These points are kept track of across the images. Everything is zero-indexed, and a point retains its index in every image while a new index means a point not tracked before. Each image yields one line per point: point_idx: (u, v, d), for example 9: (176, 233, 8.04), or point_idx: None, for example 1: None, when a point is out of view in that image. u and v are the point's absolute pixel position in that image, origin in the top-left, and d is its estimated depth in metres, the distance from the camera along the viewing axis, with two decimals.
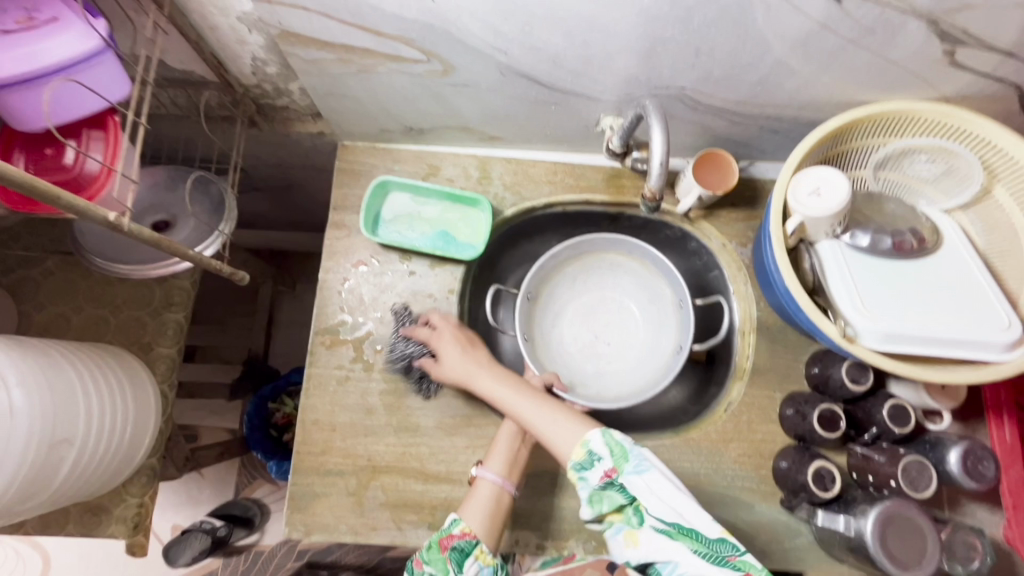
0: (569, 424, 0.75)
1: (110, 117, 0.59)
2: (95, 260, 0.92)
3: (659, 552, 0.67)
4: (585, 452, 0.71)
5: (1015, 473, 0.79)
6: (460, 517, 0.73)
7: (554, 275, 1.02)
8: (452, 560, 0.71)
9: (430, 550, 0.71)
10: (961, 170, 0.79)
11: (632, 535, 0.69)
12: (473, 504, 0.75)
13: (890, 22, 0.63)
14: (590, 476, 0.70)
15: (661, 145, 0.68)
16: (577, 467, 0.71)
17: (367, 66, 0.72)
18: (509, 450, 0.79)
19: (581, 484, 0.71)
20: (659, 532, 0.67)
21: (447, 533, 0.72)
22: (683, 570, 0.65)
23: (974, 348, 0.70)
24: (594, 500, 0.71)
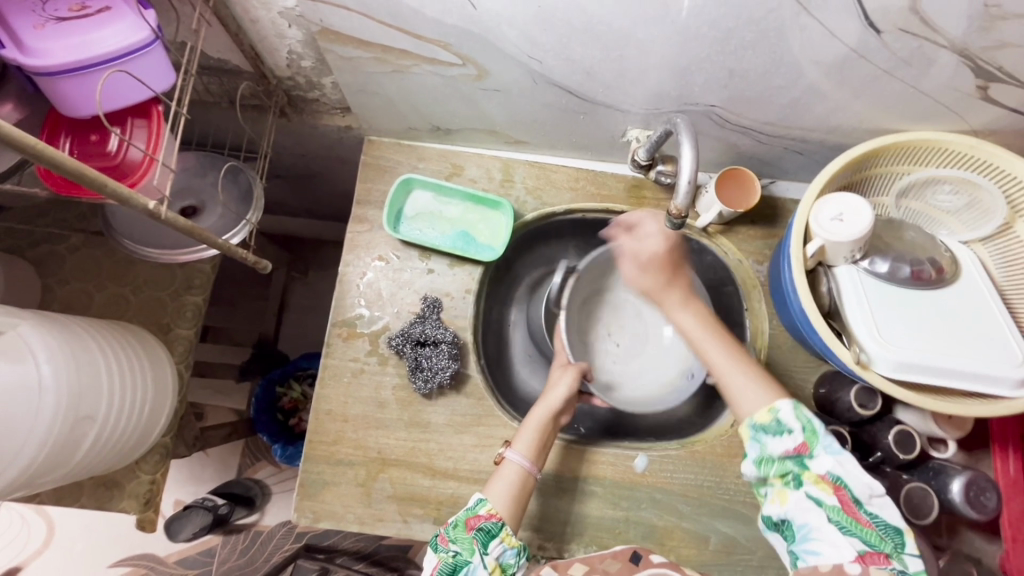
0: (753, 386, 0.69)
1: (153, 107, 0.59)
2: (123, 242, 0.91)
3: (800, 516, 0.62)
4: (772, 418, 0.65)
5: (1016, 505, 0.81)
6: (485, 498, 0.71)
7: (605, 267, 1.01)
8: (478, 539, 0.67)
9: (456, 528, 0.68)
10: (983, 203, 0.79)
11: (781, 493, 0.64)
12: (497, 484, 0.73)
13: (925, 55, 0.63)
14: (769, 441, 0.65)
15: (689, 162, 0.65)
16: (754, 427, 0.66)
17: (403, 66, 0.73)
18: (537, 434, 0.77)
19: (751, 442, 0.66)
20: (810, 499, 0.62)
21: (474, 513, 0.70)
22: (810, 535, 0.61)
23: (984, 381, 0.71)
24: (762, 460, 0.65)
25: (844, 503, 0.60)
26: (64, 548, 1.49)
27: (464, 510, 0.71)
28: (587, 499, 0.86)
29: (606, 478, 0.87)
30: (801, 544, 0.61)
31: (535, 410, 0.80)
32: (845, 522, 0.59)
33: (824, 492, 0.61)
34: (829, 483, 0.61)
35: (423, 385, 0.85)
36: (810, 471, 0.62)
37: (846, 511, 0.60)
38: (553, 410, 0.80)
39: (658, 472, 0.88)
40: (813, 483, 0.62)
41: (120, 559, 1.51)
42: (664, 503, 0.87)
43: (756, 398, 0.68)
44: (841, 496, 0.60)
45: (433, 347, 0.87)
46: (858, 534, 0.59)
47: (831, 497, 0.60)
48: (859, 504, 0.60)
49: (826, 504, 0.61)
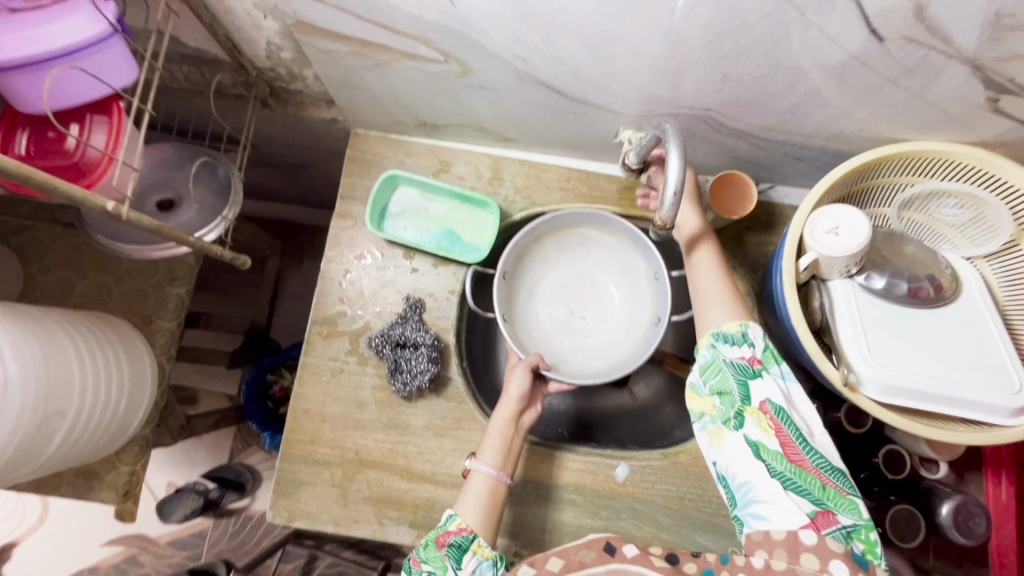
0: (720, 302, 0.70)
1: (115, 103, 0.57)
2: (95, 236, 0.89)
3: (740, 464, 0.60)
4: (739, 330, 0.66)
5: (1005, 531, 0.80)
6: (455, 513, 0.70)
7: (528, 258, 0.92)
8: (450, 557, 0.66)
9: (427, 548, 0.67)
10: (990, 219, 0.75)
11: (720, 432, 0.62)
12: (468, 498, 0.72)
13: (931, 64, 0.60)
14: (726, 348, 0.65)
15: (677, 171, 0.61)
16: (717, 336, 0.66)
17: (383, 61, 0.70)
18: (503, 438, 0.76)
19: (706, 351, 0.66)
20: (749, 441, 0.60)
21: (443, 530, 0.68)
22: (755, 497, 0.58)
23: (977, 408, 0.68)
24: (709, 371, 0.65)
25: (785, 444, 0.59)
26: (59, 526, 1.52)
27: (435, 529, 0.69)
28: (566, 508, 0.85)
29: (586, 486, 0.86)
30: (747, 508, 0.59)
31: (496, 413, 0.78)
32: (786, 470, 0.58)
33: (765, 432, 0.60)
34: (771, 419, 0.60)
35: (402, 387, 0.84)
36: (752, 404, 0.62)
37: (790, 458, 0.58)
38: (516, 410, 0.78)
39: (639, 482, 0.86)
40: (756, 421, 0.61)
41: (113, 539, 1.53)
42: (644, 513, 0.85)
43: (719, 315, 0.69)
44: (782, 437, 0.59)
45: (413, 349, 0.85)
46: (801, 487, 0.57)
47: (774, 440, 0.59)
48: (801, 443, 0.59)
49: (765, 445, 0.59)
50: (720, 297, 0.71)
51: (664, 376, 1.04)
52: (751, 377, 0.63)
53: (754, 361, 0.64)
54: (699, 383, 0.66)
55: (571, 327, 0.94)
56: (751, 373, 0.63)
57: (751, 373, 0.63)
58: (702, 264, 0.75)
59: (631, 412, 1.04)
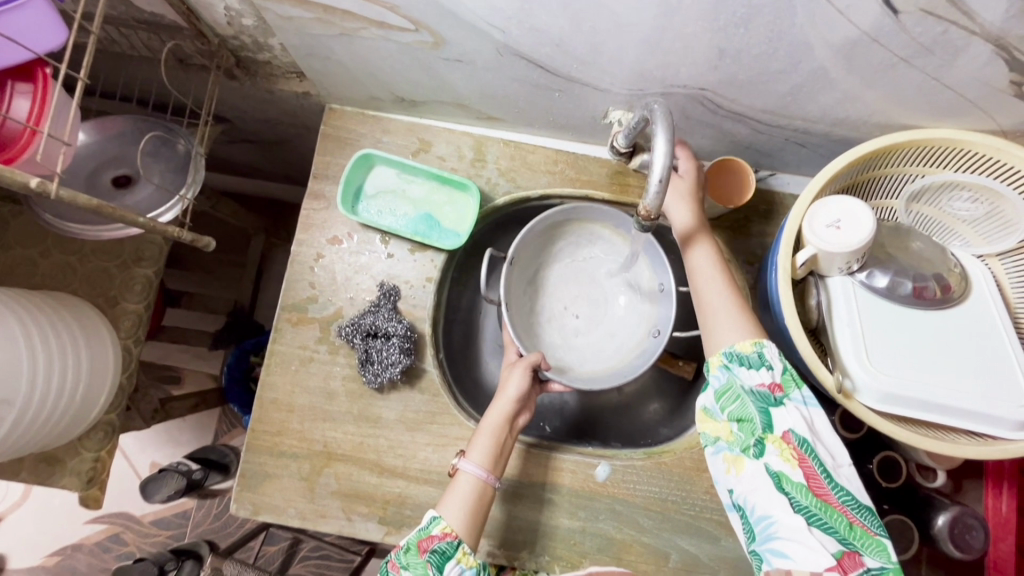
0: (727, 315, 0.63)
1: (40, 69, 0.52)
2: (43, 215, 0.84)
3: (760, 496, 0.56)
4: (754, 351, 0.60)
5: (1005, 546, 0.74)
6: (439, 515, 0.66)
7: (538, 244, 0.87)
8: (432, 564, 0.63)
9: (407, 553, 0.64)
10: (1006, 215, 0.70)
11: (739, 460, 0.57)
12: (453, 498, 0.68)
13: (951, 42, 0.54)
14: (742, 372, 0.59)
15: (662, 156, 0.56)
16: (729, 355, 0.60)
17: (350, 29, 0.65)
18: (494, 440, 0.72)
19: (719, 371, 0.60)
20: (769, 472, 0.56)
21: (426, 534, 0.65)
22: (777, 533, 0.54)
23: (983, 420, 0.63)
24: (724, 395, 0.59)
25: (808, 478, 0.55)
26: (43, 503, 1.51)
27: (416, 531, 0.66)
28: (542, 507, 0.81)
29: (565, 486, 0.82)
30: (767, 542, 0.55)
31: (488, 413, 0.73)
32: (812, 505, 0.54)
33: (787, 463, 0.55)
34: (794, 450, 0.56)
35: (373, 378, 0.80)
36: (773, 433, 0.57)
37: (815, 493, 0.54)
38: (510, 410, 0.74)
39: (620, 482, 0.82)
40: (777, 450, 0.56)
41: (95, 517, 1.51)
42: (624, 515, 0.82)
43: (729, 333, 0.62)
44: (807, 469, 0.55)
45: (384, 340, 0.81)
46: (828, 524, 0.53)
47: (797, 472, 0.55)
48: (826, 477, 0.55)
49: (789, 477, 0.55)
50: (726, 310, 0.64)
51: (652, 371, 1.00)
52: (772, 404, 0.58)
53: (776, 387, 0.58)
54: (715, 408, 0.60)
55: (562, 325, 0.90)
56: (773, 400, 0.58)
57: (772, 400, 0.58)
58: (701, 265, 0.68)
59: (618, 408, 0.99)
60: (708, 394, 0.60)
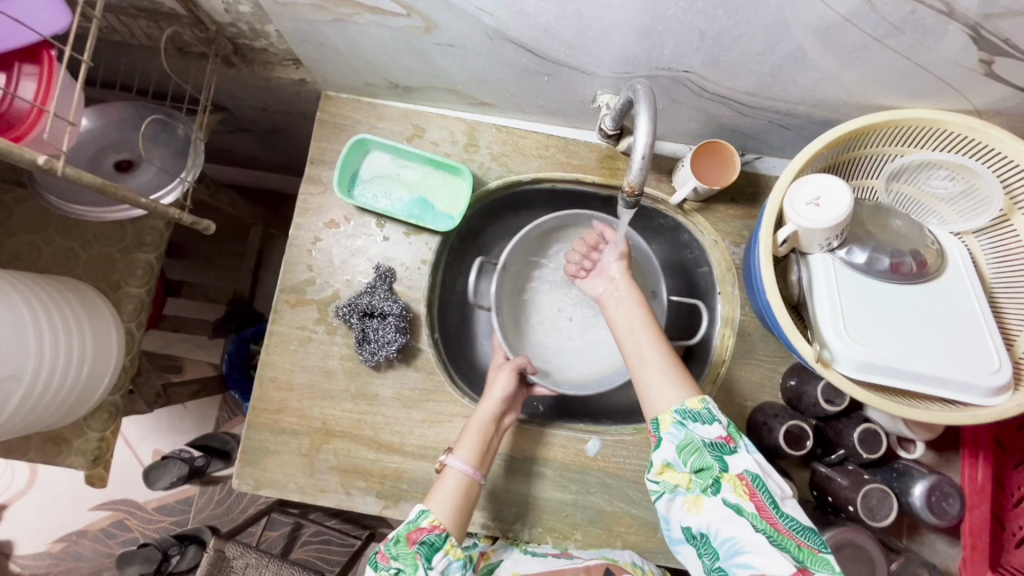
0: (663, 373, 0.69)
1: (46, 52, 0.54)
2: (48, 198, 0.87)
3: (722, 524, 0.59)
4: (702, 408, 0.65)
5: (979, 513, 0.78)
6: (427, 509, 0.69)
7: (530, 252, 0.95)
8: (422, 555, 0.64)
9: (397, 544, 0.65)
10: (981, 192, 0.72)
11: (698, 499, 0.61)
12: (440, 493, 0.71)
13: (922, 22, 0.56)
14: (697, 427, 0.63)
15: (645, 133, 0.58)
16: (681, 413, 0.64)
17: (344, 14, 0.67)
18: (482, 438, 0.75)
19: (675, 428, 0.63)
20: (728, 506, 0.59)
21: (415, 526, 0.67)
22: (743, 548, 0.57)
23: (956, 387, 0.66)
24: (684, 448, 0.62)
25: (760, 508, 0.58)
26: (47, 492, 1.53)
27: (405, 524, 0.67)
28: (535, 480, 0.84)
29: (557, 461, 0.85)
30: (731, 560, 0.57)
31: (476, 412, 0.77)
32: (768, 530, 0.57)
33: (742, 497, 0.59)
34: (747, 485, 0.60)
35: (370, 357, 0.82)
36: (729, 472, 0.61)
37: (767, 519, 0.58)
38: (496, 410, 0.78)
39: (611, 456, 0.85)
40: (731, 487, 0.60)
41: (100, 504, 1.53)
42: (615, 488, 0.84)
43: (668, 392, 0.67)
44: (758, 500, 0.59)
45: (381, 319, 0.83)
46: (783, 545, 0.56)
47: (750, 503, 0.59)
48: (774, 507, 0.58)
49: (744, 508, 0.58)
50: (663, 370, 0.69)
51: None
52: (727, 452, 0.62)
53: (728, 438, 0.63)
54: (676, 461, 0.62)
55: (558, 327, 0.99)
56: (727, 449, 0.62)
57: (726, 449, 0.62)
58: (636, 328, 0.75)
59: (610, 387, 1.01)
60: (669, 449, 0.62)
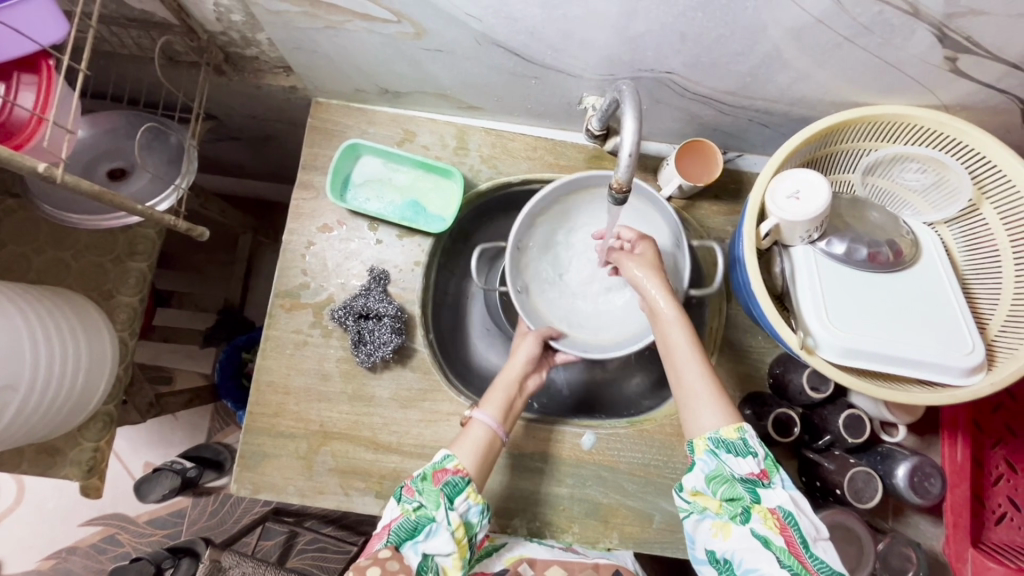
0: (706, 399, 0.67)
1: (44, 61, 0.55)
2: (42, 207, 0.89)
3: (748, 553, 0.60)
4: (738, 437, 0.64)
5: (960, 491, 0.81)
6: (452, 454, 0.70)
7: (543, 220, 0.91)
8: (445, 493, 0.66)
9: (423, 480, 0.68)
10: (951, 183, 0.75)
11: (726, 526, 0.63)
12: (465, 443, 0.72)
13: (890, 23, 0.59)
14: (731, 458, 0.63)
15: (631, 130, 0.60)
16: (715, 441, 0.64)
17: (336, 22, 0.68)
18: (507, 397, 0.76)
19: (707, 456, 0.64)
20: (755, 537, 0.61)
21: (441, 467, 0.69)
22: None
23: (934, 369, 0.68)
24: (714, 478, 0.63)
25: (790, 544, 0.59)
26: (35, 508, 1.50)
27: (430, 465, 0.70)
28: (532, 475, 0.86)
29: (553, 455, 0.86)
30: None
31: (502, 373, 0.79)
32: (794, 567, 0.58)
33: (771, 529, 0.61)
34: (778, 520, 0.61)
35: (366, 358, 0.83)
36: (761, 504, 0.62)
37: (796, 556, 0.59)
38: (523, 371, 0.80)
39: (605, 450, 0.87)
40: (761, 519, 0.62)
41: (91, 519, 1.51)
42: (610, 481, 0.86)
43: (708, 416, 0.66)
44: (788, 536, 0.60)
45: (376, 320, 0.85)
46: None
47: (779, 538, 0.60)
48: (805, 546, 0.59)
49: (772, 541, 0.60)
50: (702, 389, 0.68)
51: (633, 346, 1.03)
52: (760, 485, 0.63)
53: (762, 473, 0.63)
54: (705, 488, 0.64)
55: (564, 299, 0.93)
56: (761, 483, 0.63)
57: (759, 483, 0.63)
58: (676, 343, 0.71)
59: (602, 382, 1.02)
60: (698, 476, 0.64)
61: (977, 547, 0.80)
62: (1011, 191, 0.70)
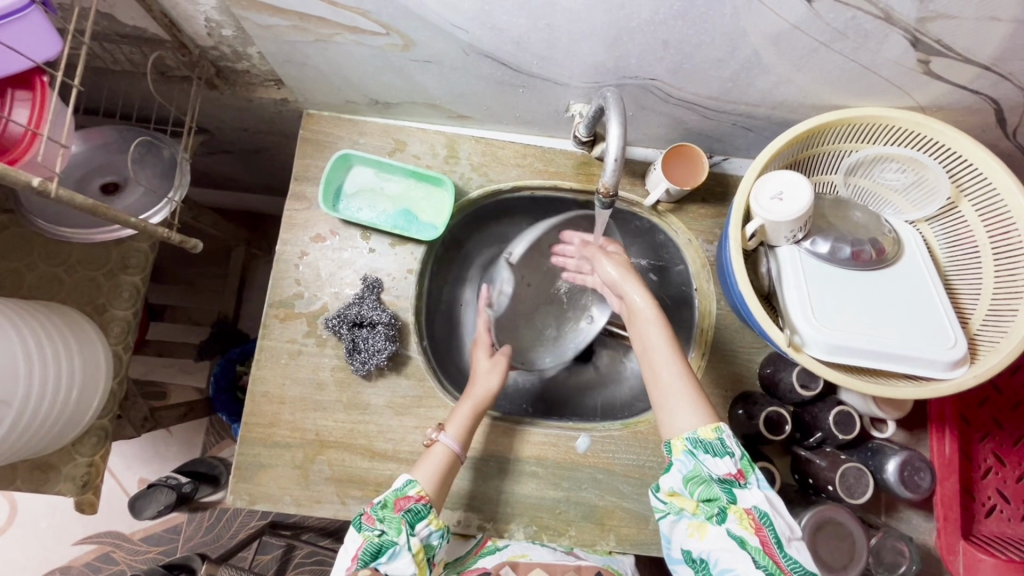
0: (682, 398, 0.68)
1: (38, 77, 0.56)
2: (36, 221, 0.90)
3: (724, 553, 0.61)
4: (716, 437, 0.64)
5: (949, 485, 0.82)
6: (415, 479, 0.72)
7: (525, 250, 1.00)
8: (406, 520, 0.67)
9: (383, 508, 0.69)
10: (930, 182, 0.77)
11: (702, 526, 0.63)
12: (426, 464, 0.74)
13: (864, 27, 0.61)
14: (707, 458, 0.64)
15: (616, 137, 0.62)
16: (693, 442, 0.64)
17: (325, 35, 0.69)
18: (471, 419, 0.78)
19: (685, 456, 0.64)
20: (732, 537, 0.61)
21: (403, 495, 0.70)
22: None
23: (919, 363, 0.70)
24: (691, 479, 0.64)
25: (765, 544, 0.60)
26: (27, 528, 1.48)
27: (392, 492, 0.71)
28: (527, 480, 0.86)
29: (549, 459, 0.87)
30: None
31: (469, 394, 0.80)
32: (769, 567, 0.59)
33: (747, 530, 0.61)
34: (754, 520, 0.62)
35: (360, 366, 0.84)
36: (736, 505, 0.63)
37: (769, 554, 0.60)
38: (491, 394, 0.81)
39: (600, 452, 0.87)
40: (737, 519, 0.62)
41: (84, 538, 1.50)
42: (605, 483, 0.86)
43: (685, 418, 0.67)
44: (762, 536, 0.61)
45: (370, 328, 0.85)
46: None
47: (755, 538, 0.61)
48: (780, 546, 0.60)
49: (748, 542, 0.61)
50: (678, 390, 0.68)
51: (626, 349, 1.04)
52: (737, 486, 0.63)
53: (738, 473, 0.64)
54: (681, 489, 0.64)
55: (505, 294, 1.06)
56: (737, 483, 0.63)
57: (736, 484, 0.63)
58: (655, 342, 0.72)
59: (595, 386, 1.04)
60: (675, 478, 0.64)
61: (968, 539, 0.81)
62: (987, 189, 0.72)
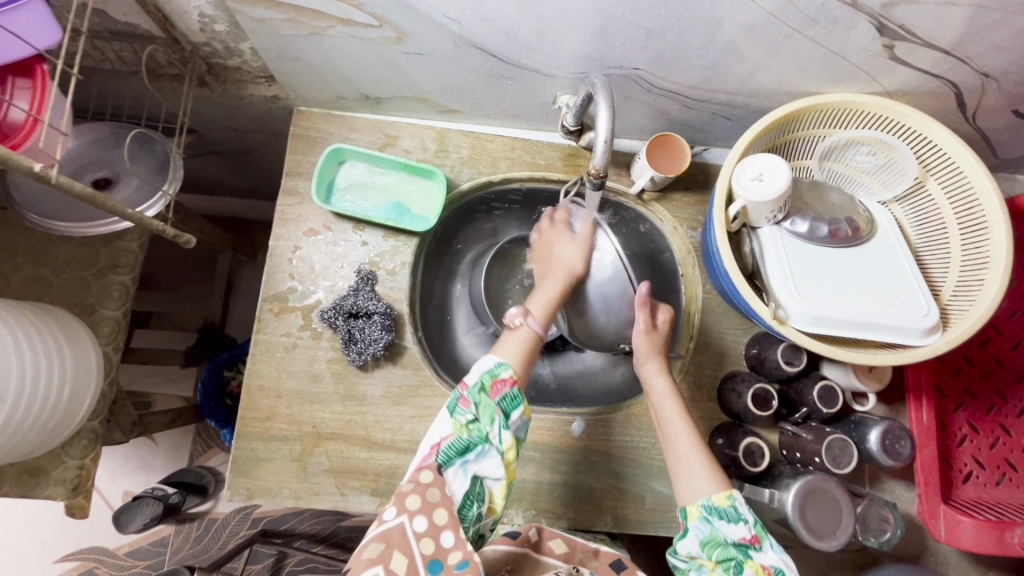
0: (695, 464, 0.70)
1: (38, 66, 0.60)
2: (28, 215, 0.87)
3: None
4: (730, 505, 0.66)
5: (928, 451, 0.86)
6: (505, 362, 0.71)
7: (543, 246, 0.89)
8: (501, 410, 0.68)
9: (480, 393, 0.68)
10: (899, 163, 0.81)
11: None
12: (507, 342, 0.73)
13: (833, 14, 0.65)
14: (722, 525, 0.65)
15: (606, 120, 0.64)
16: (707, 509, 0.66)
17: (319, 28, 0.71)
18: (552, 298, 0.78)
19: (700, 522, 0.66)
20: None
21: (498, 378, 0.69)
22: None
23: (896, 331, 0.74)
24: (707, 542, 0.65)
25: None
26: (6, 547, 1.44)
27: (485, 372, 0.70)
28: (526, 465, 0.87)
29: (546, 444, 0.88)
30: None
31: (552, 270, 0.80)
32: None
33: None
34: None
35: (357, 357, 0.85)
36: (754, 560, 0.64)
37: None
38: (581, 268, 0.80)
39: (596, 435, 0.89)
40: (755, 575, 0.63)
41: (67, 554, 1.45)
42: (602, 465, 0.88)
43: (701, 482, 0.69)
44: None
45: (366, 319, 0.86)
46: None
47: None
48: None
49: None
50: (695, 460, 0.71)
51: None
52: (752, 549, 0.65)
53: (754, 537, 0.65)
54: (699, 552, 0.66)
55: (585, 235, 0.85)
56: (753, 547, 0.65)
57: (752, 548, 0.65)
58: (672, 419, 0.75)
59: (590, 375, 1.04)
60: (692, 542, 0.66)
61: (949, 504, 0.84)
62: (951, 167, 0.77)
